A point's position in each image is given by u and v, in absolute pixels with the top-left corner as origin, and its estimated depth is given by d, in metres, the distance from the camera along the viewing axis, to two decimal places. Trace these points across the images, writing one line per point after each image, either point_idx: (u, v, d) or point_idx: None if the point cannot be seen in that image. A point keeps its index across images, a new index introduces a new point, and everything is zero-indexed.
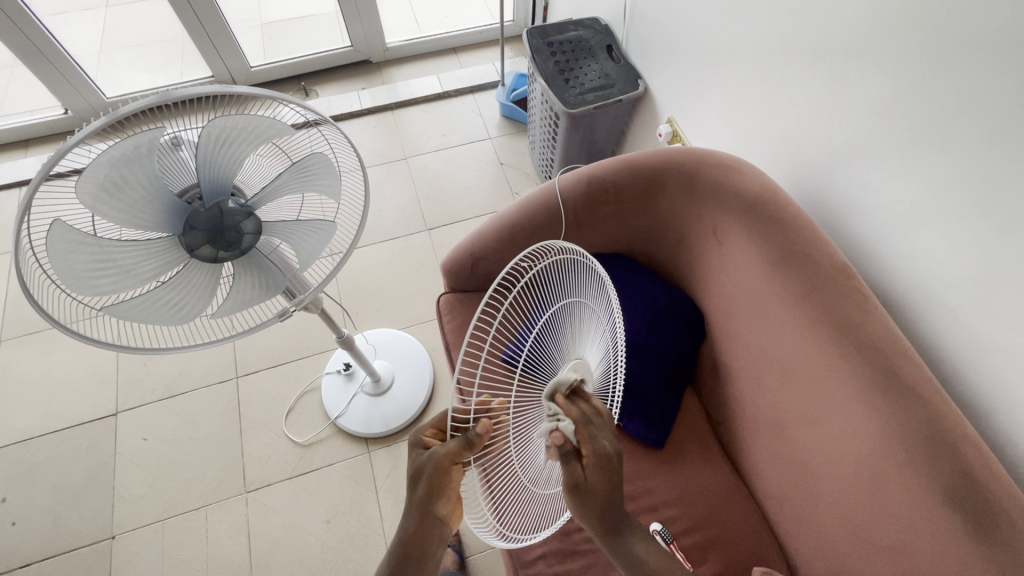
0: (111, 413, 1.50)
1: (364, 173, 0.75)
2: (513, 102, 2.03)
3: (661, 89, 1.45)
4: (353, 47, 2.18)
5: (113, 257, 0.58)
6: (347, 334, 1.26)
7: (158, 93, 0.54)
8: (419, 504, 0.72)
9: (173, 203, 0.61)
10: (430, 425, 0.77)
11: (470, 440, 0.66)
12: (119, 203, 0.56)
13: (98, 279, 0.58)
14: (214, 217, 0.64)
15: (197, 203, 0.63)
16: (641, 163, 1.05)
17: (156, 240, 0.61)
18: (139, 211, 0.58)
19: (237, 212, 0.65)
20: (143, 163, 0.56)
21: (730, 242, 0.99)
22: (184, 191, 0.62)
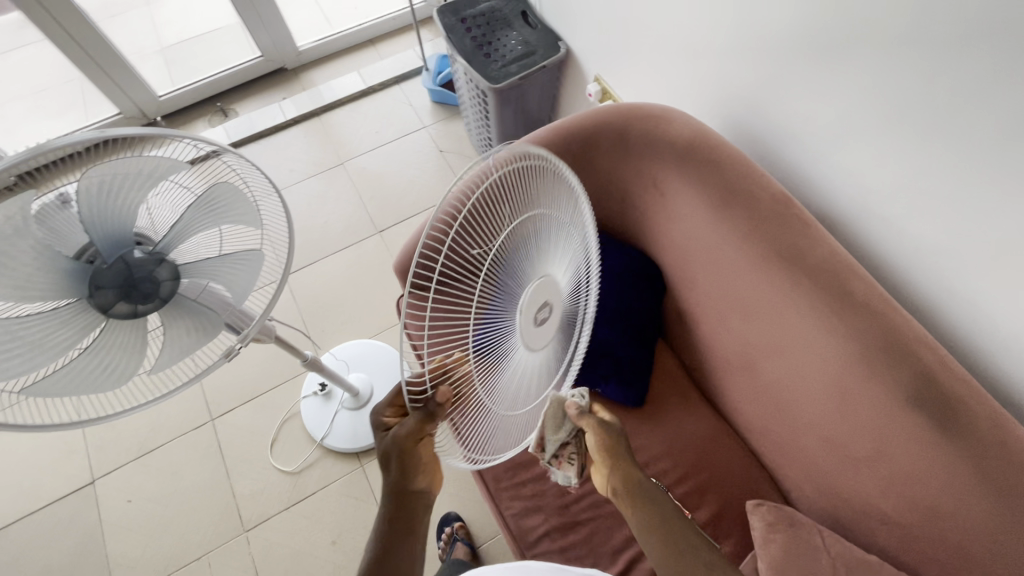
0: (89, 481, 1.45)
1: (281, 198, 0.72)
2: (440, 86, 1.97)
3: (583, 48, 1.42)
4: (264, 56, 2.07)
5: (19, 334, 0.54)
6: (311, 356, 1.23)
7: (29, 147, 0.50)
8: (393, 495, 0.75)
9: (69, 266, 0.57)
10: (388, 403, 0.76)
11: (431, 413, 0.62)
12: (8, 278, 0.52)
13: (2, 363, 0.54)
14: (120, 272, 0.60)
15: (98, 263, 0.59)
16: (570, 129, 1.03)
17: (63, 307, 0.57)
18: (34, 281, 0.54)
19: (147, 262, 0.62)
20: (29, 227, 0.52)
21: (671, 191, 0.98)
22: (78, 253, 0.58)
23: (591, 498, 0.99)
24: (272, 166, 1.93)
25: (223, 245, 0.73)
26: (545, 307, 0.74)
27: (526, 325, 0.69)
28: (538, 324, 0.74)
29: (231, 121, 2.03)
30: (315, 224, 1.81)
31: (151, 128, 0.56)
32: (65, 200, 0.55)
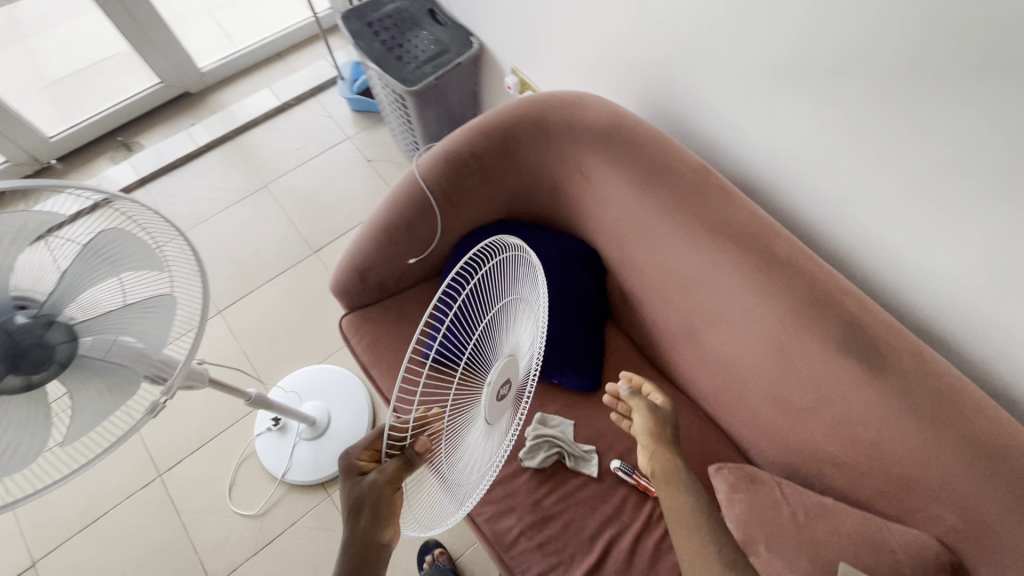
0: (27, 566, 1.32)
1: (185, 236, 0.70)
2: (359, 94, 1.91)
3: (496, 41, 1.41)
4: (163, 82, 1.94)
5: None
6: (256, 393, 1.16)
7: None
8: (361, 537, 0.71)
9: None
10: (365, 447, 0.78)
11: (409, 459, 0.69)
12: None
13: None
14: (3, 343, 0.56)
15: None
16: (490, 125, 1.02)
17: None
18: None
19: (34, 326, 0.58)
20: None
21: (596, 176, 0.99)
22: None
23: (562, 490, 0.99)
24: (190, 198, 1.82)
25: (127, 293, 0.66)
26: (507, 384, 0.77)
27: (486, 398, 0.74)
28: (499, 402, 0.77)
29: (136, 155, 1.89)
30: (245, 252, 1.72)
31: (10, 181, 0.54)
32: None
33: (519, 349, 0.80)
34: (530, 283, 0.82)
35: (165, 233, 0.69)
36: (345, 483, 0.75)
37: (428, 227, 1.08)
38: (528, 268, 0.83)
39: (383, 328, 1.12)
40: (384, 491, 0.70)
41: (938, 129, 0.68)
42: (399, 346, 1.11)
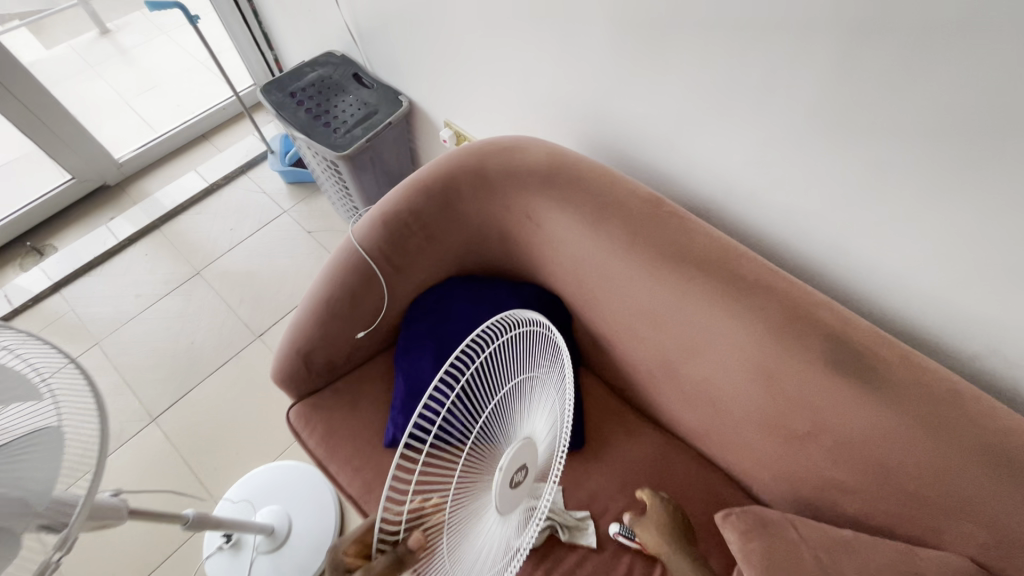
0: None
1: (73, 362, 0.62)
2: (292, 165, 1.84)
3: (425, 97, 1.39)
4: (76, 177, 1.81)
5: None
6: (196, 512, 1.00)
7: None
8: None
9: None
10: (353, 541, 0.71)
11: (400, 558, 0.63)
12: None
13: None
14: None
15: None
16: (426, 180, 0.96)
17: None
18: None
19: None
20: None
21: (544, 219, 0.94)
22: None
23: (562, 569, 0.87)
24: (114, 297, 1.66)
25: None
26: (523, 470, 0.68)
27: (499, 483, 0.64)
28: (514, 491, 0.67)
29: (49, 259, 1.73)
30: (179, 347, 1.56)
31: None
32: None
33: (536, 432, 0.72)
34: (550, 363, 0.77)
35: (44, 355, 0.61)
36: None
37: (374, 295, 1.00)
38: (548, 348, 0.78)
39: (338, 413, 1.00)
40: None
41: (878, 128, 0.67)
42: (356, 431, 0.99)
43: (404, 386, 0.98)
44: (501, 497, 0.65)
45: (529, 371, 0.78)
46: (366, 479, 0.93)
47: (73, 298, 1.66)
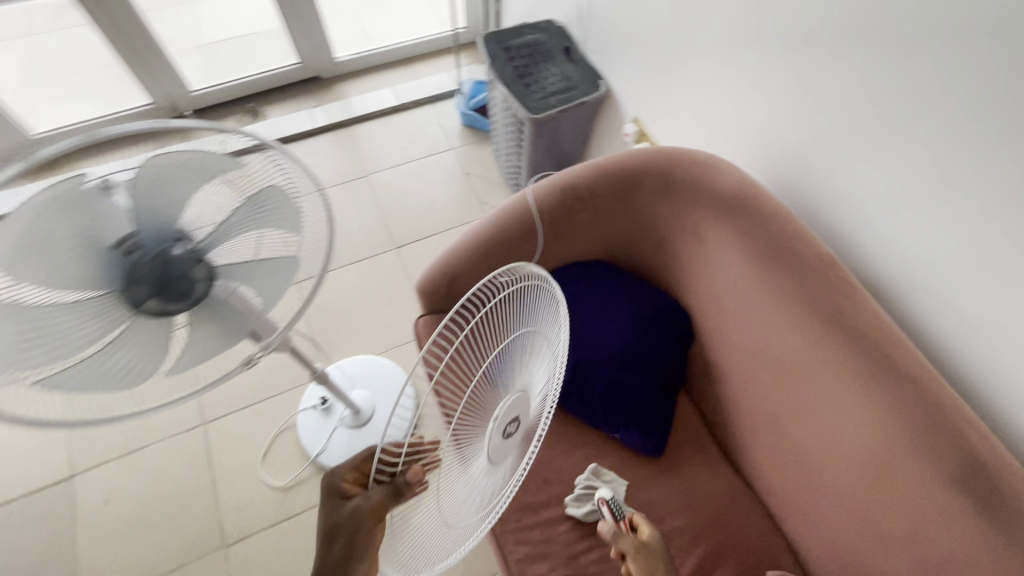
0: (67, 475, 1.38)
1: (327, 203, 0.68)
2: (473, 110, 1.99)
3: (624, 89, 1.43)
4: (301, 63, 2.08)
5: (44, 326, 0.52)
6: (320, 369, 1.18)
7: (84, 134, 0.50)
8: (336, 562, 0.78)
9: (108, 258, 0.56)
10: (351, 470, 0.87)
11: (395, 489, 0.74)
12: (45, 263, 0.52)
13: (34, 327, 0.51)
14: (156, 266, 0.58)
15: (136, 250, 0.58)
16: (615, 166, 1.01)
17: (93, 300, 0.55)
18: (67, 270, 0.53)
19: (186, 259, 0.60)
20: (60, 218, 0.53)
21: (711, 239, 0.97)
22: (123, 237, 0.57)
23: (600, 551, 0.94)
24: None
25: (257, 250, 0.66)
26: (515, 421, 0.78)
27: (492, 432, 0.75)
28: (505, 437, 0.78)
29: (260, 123, 2.02)
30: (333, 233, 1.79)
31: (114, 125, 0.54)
32: (98, 188, 0.55)
33: (530, 384, 0.81)
34: (549, 318, 0.82)
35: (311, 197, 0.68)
36: (328, 502, 0.83)
37: (527, 251, 1.08)
38: (549, 301, 0.82)
39: None
40: (365, 521, 0.76)
41: None
42: None
43: None
44: (493, 445, 0.76)
45: (528, 325, 0.84)
46: None
47: None
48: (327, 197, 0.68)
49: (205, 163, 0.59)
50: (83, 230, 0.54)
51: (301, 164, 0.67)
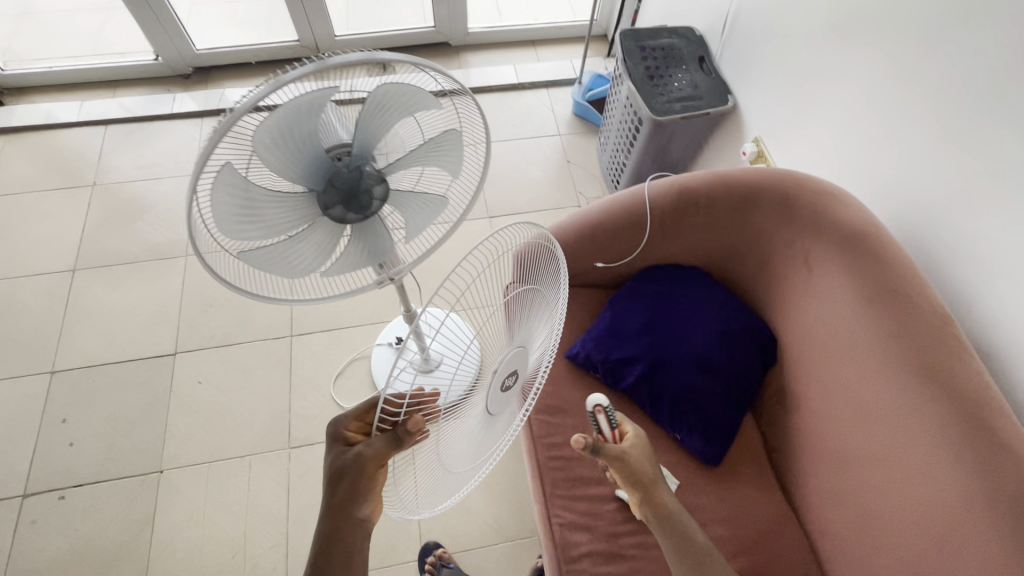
0: (171, 352, 1.56)
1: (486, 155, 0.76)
2: (588, 101, 2.02)
3: (752, 108, 1.42)
4: (435, 28, 2.16)
5: (263, 211, 0.59)
6: (411, 310, 1.27)
7: (316, 61, 0.51)
8: (339, 504, 0.79)
9: (318, 165, 0.60)
10: (353, 417, 0.82)
11: (397, 437, 0.73)
12: (281, 157, 0.56)
13: (254, 211, 0.59)
14: (351, 180, 0.63)
15: (343, 158, 0.62)
16: (738, 183, 1.03)
17: (300, 196, 0.61)
18: (294, 167, 0.58)
19: (373, 177, 0.64)
20: (292, 128, 0.54)
21: (820, 270, 0.97)
22: (336, 145, 0.61)
23: (641, 537, 0.99)
24: None
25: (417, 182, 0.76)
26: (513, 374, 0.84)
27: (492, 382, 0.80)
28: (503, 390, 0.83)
29: None
30: None
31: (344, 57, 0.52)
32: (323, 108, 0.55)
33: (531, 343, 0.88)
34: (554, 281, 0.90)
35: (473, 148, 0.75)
36: (330, 449, 0.80)
37: (629, 243, 1.13)
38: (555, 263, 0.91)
39: None
40: (368, 467, 0.76)
41: None
42: None
43: (607, 324, 1.12)
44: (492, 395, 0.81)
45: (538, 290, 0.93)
46: None
47: None
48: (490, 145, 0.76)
49: (414, 100, 0.61)
50: (307, 139, 0.56)
51: (482, 112, 0.70)
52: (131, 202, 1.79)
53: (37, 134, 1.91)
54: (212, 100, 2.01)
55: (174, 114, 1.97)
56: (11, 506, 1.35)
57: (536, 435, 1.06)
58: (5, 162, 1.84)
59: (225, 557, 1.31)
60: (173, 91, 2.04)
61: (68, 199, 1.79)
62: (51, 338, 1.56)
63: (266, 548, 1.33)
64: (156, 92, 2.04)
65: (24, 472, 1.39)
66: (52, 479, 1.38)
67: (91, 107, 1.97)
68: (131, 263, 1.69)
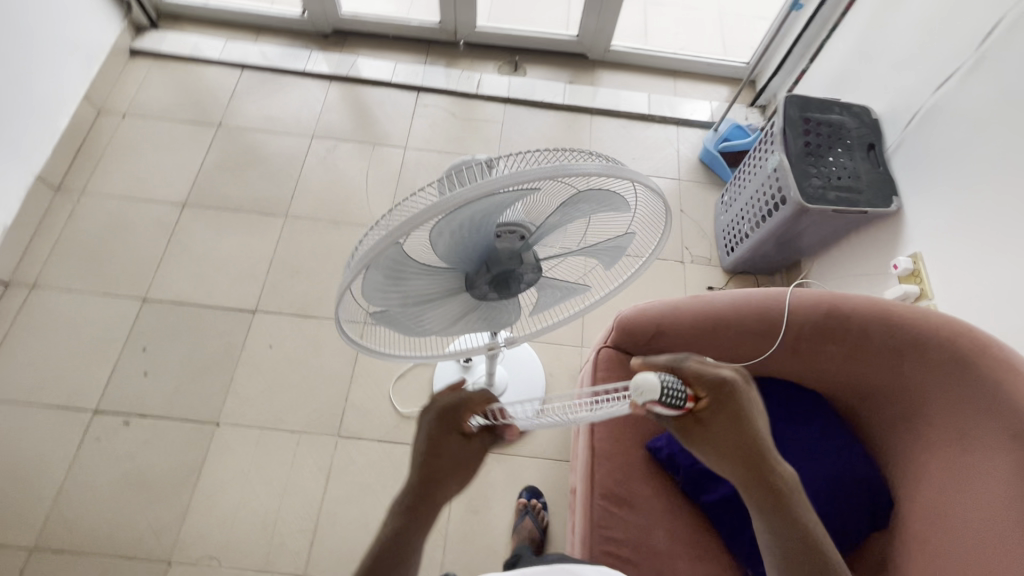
0: (251, 309, 1.59)
1: (647, 265, 0.70)
2: (719, 151, 1.85)
3: (919, 218, 1.23)
4: (577, 38, 2.06)
5: (410, 282, 0.56)
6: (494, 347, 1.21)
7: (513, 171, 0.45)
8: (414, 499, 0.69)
9: (481, 246, 0.54)
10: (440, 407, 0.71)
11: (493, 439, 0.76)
12: (451, 238, 0.51)
13: (400, 284, 0.56)
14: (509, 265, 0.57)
15: (508, 239, 0.54)
16: (901, 330, 0.92)
17: (449, 273, 0.57)
18: (457, 246, 0.53)
19: (529, 266, 0.59)
20: (471, 216, 0.49)
21: (977, 453, 0.81)
22: (504, 226, 0.54)
23: None
24: (530, 137, 1.93)
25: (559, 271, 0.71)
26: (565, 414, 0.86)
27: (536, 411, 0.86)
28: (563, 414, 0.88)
29: (517, 78, 2.05)
30: None
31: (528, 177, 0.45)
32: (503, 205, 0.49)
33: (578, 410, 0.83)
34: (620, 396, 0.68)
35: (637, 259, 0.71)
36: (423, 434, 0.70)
37: (754, 349, 1.02)
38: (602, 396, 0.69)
39: None
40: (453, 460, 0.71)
41: None
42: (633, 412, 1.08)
43: None
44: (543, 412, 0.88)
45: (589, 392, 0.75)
46: (612, 450, 1.05)
47: (507, 115, 1.98)
48: (667, 239, 0.63)
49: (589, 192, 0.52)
50: (475, 227, 0.51)
51: (664, 222, 0.62)
52: (248, 151, 1.83)
53: (180, 64, 1.98)
54: (344, 67, 2.01)
55: (306, 72, 1.99)
56: (82, 418, 1.42)
57: (595, 523, 0.98)
58: (147, 85, 1.93)
59: (254, 528, 1.33)
60: (309, 49, 2.06)
61: (193, 135, 1.85)
62: (150, 266, 1.63)
63: (294, 531, 1.33)
64: (294, 46, 2.06)
65: (100, 389, 1.46)
66: (123, 403, 1.45)
67: (233, 49, 2.02)
68: (235, 212, 1.73)
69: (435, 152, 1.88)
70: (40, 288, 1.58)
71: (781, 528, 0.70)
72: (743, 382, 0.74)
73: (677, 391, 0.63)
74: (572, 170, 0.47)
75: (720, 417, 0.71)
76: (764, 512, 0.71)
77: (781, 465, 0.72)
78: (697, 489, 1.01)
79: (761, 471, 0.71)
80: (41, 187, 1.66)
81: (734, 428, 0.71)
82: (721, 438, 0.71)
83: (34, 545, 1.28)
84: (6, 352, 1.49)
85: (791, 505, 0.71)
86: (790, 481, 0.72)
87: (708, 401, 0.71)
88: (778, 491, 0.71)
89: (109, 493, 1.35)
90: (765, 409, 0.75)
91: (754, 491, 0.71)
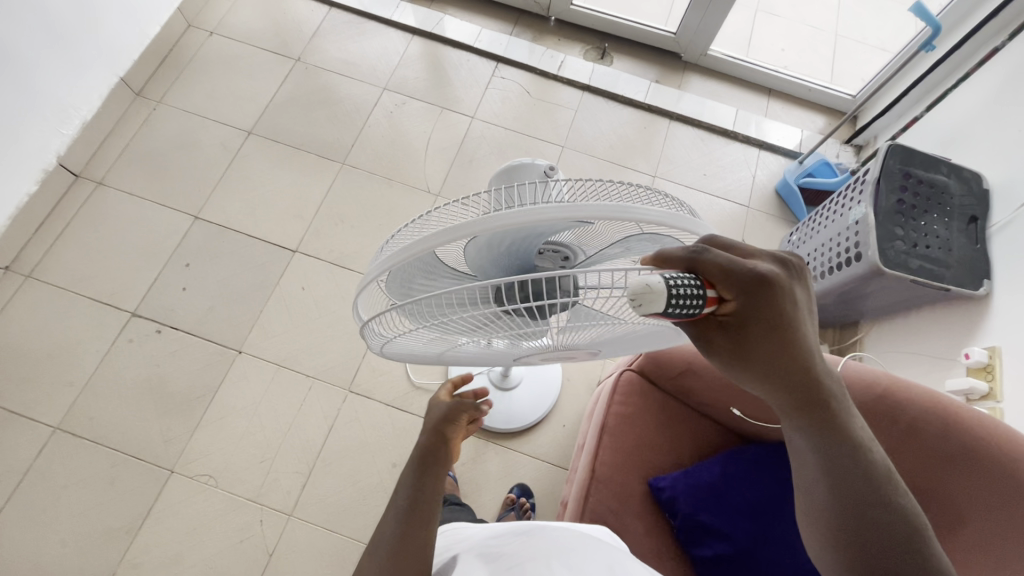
0: (292, 249, 1.61)
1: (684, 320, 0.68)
2: (799, 185, 1.73)
3: (1008, 310, 1.10)
4: (675, 35, 1.93)
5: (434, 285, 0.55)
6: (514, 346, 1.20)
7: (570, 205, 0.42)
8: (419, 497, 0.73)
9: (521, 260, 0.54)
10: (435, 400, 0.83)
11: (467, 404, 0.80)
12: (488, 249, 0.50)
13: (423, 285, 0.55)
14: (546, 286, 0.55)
15: (552, 256, 0.57)
16: (957, 436, 0.84)
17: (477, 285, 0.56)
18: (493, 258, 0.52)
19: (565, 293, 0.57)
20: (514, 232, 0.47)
21: None
22: (552, 245, 0.56)
23: None
24: (601, 131, 1.85)
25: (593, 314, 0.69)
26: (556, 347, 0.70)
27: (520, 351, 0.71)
28: (556, 351, 0.73)
29: (602, 67, 1.96)
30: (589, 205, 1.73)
31: (587, 207, 0.41)
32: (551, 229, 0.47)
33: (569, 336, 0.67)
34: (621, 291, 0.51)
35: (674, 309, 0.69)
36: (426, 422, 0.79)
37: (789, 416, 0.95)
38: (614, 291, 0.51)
39: (643, 416, 1.06)
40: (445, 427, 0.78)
41: None
42: (641, 446, 1.04)
43: (709, 481, 0.97)
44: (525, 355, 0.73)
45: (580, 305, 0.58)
46: (611, 478, 1.01)
47: (583, 103, 1.89)
48: None
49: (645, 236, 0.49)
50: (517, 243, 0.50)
51: None
52: (320, 92, 1.83)
53: None
54: (429, 22, 1.96)
55: (391, 21, 1.96)
56: (121, 317, 1.50)
57: None
58: (237, 7, 1.94)
59: (254, 459, 1.38)
60: None
61: (272, 65, 1.86)
62: (208, 186, 1.67)
63: (289, 471, 1.37)
64: None
65: (140, 294, 1.53)
66: (159, 312, 1.51)
67: None
68: (295, 149, 1.74)
69: (503, 128, 1.82)
70: (105, 186, 1.64)
71: (831, 448, 0.57)
72: (783, 274, 0.52)
73: (691, 289, 0.44)
74: (633, 215, 0.43)
75: (758, 325, 0.51)
76: (809, 432, 0.58)
77: (826, 372, 0.57)
78: (690, 539, 0.96)
79: (808, 386, 0.56)
80: (123, 89, 1.72)
81: (776, 341, 0.52)
82: (759, 353, 0.52)
83: (58, 425, 1.37)
84: (65, 240, 1.57)
85: (840, 418, 0.57)
86: (834, 385, 0.57)
87: (739, 303, 0.49)
88: (824, 404, 0.57)
89: (131, 393, 1.42)
90: (809, 305, 0.54)
91: (803, 411, 0.57)
